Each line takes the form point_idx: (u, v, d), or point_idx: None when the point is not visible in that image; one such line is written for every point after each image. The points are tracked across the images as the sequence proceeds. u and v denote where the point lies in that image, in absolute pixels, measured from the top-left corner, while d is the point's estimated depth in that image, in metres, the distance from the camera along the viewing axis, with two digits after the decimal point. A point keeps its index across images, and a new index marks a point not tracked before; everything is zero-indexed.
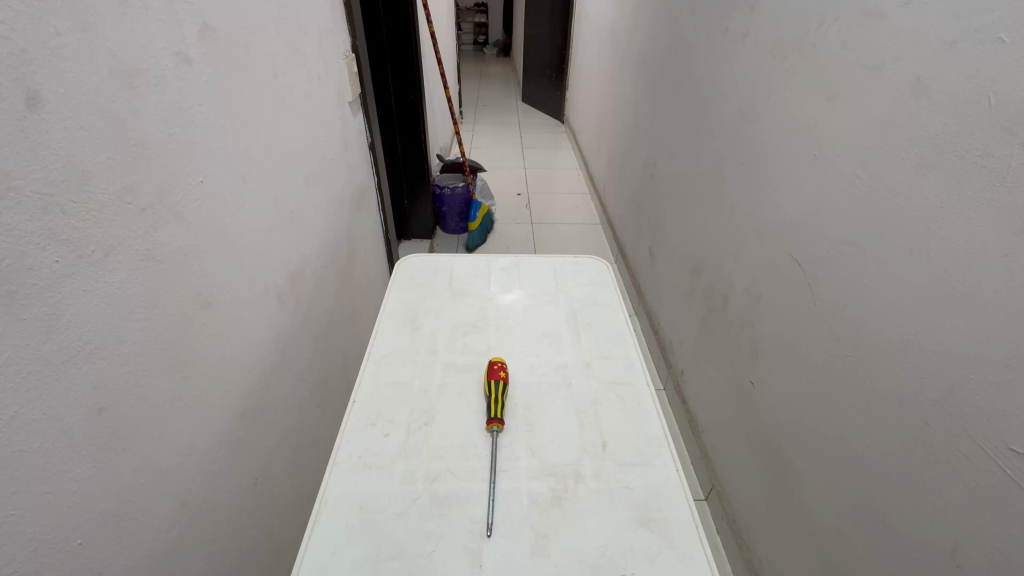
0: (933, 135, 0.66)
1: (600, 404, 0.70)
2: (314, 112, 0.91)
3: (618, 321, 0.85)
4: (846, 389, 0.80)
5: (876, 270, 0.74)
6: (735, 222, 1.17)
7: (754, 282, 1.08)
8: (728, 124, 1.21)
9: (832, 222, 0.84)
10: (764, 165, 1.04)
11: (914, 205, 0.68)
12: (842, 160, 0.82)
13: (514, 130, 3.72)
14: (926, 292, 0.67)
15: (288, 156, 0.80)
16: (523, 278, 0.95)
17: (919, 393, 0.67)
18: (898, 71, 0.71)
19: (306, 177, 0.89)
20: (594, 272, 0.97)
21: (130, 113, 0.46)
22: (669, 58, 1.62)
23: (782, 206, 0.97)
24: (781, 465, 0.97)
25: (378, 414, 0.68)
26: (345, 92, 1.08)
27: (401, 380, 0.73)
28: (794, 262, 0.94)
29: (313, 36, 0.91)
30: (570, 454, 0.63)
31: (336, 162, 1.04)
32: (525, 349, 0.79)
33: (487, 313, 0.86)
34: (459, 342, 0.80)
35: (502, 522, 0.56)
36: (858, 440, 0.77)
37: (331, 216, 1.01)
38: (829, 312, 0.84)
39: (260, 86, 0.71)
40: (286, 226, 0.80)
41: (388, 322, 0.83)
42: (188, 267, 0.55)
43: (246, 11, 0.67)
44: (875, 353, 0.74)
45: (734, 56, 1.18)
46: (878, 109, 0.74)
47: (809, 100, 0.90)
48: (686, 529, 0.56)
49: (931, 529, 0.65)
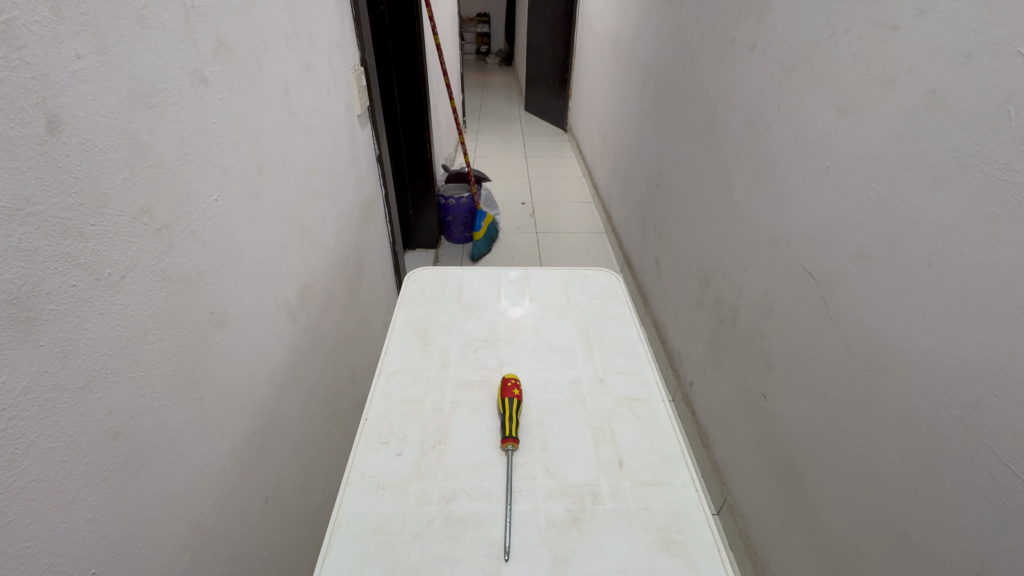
0: (953, 148, 0.65)
1: (615, 421, 0.69)
2: (324, 127, 0.92)
3: (630, 334, 0.85)
4: (865, 404, 0.79)
5: (894, 283, 0.74)
6: (744, 233, 1.16)
7: (765, 294, 1.07)
8: (737, 133, 1.20)
9: (848, 235, 0.83)
10: (775, 176, 1.04)
11: (932, 219, 0.68)
12: (856, 172, 0.81)
13: (517, 139, 3.74)
14: (947, 306, 0.66)
15: (299, 171, 0.80)
16: (533, 290, 0.94)
17: (942, 409, 0.66)
18: (912, 83, 0.71)
19: (317, 190, 0.89)
20: (604, 284, 0.97)
21: (147, 134, 0.46)
22: (675, 69, 1.63)
23: (794, 217, 0.97)
24: (796, 481, 0.96)
25: (391, 432, 0.67)
26: (355, 105, 1.09)
27: (414, 397, 0.72)
28: (807, 275, 0.93)
29: (324, 52, 0.92)
30: (586, 474, 0.62)
31: (345, 177, 1.04)
32: (537, 365, 0.78)
33: (498, 327, 0.86)
34: (471, 357, 0.80)
35: (519, 546, 0.55)
36: (876, 456, 0.76)
37: (340, 229, 1.01)
38: (845, 326, 0.83)
39: (274, 103, 0.71)
40: (297, 241, 0.79)
41: (399, 337, 0.83)
42: (202, 285, 0.54)
43: (259, 28, 0.67)
44: (893, 367, 0.74)
45: (742, 67, 1.19)
46: (892, 121, 0.74)
47: (820, 112, 0.90)
48: (709, 553, 0.55)
49: (956, 549, 0.64)
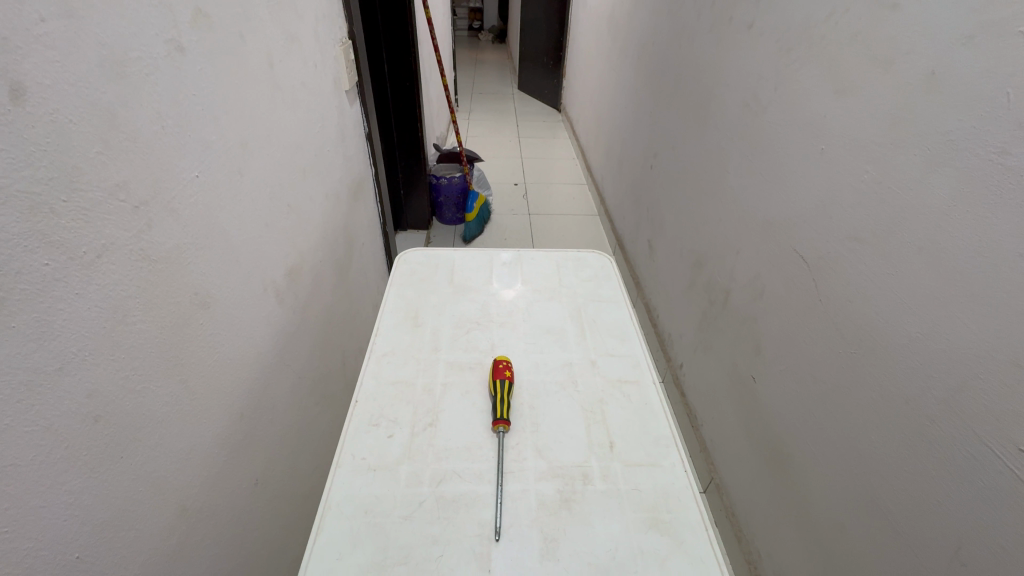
0: (947, 131, 0.65)
1: (606, 403, 0.69)
2: (311, 103, 0.89)
3: (622, 317, 0.84)
4: (851, 386, 0.80)
5: (884, 267, 0.74)
6: (737, 216, 1.16)
7: (756, 277, 1.07)
8: (732, 114, 1.19)
9: (840, 218, 0.83)
10: (770, 159, 1.03)
11: (925, 204, 0.68)
12: (850, 156, 0.81)
13: (510, 118, 3.68)
14: (935, 291, 0.66)
15: (285, 148, 0.78)
16: (525, 272, 0.93)
17: (927, 392, 0.67)
18: (910, 65, 0.70)
19: (304, 168, 0.86)
20: (597, 266, 0.96)
21: (121, 106, 0.44)
22: (671, 47, 1.60)
23: (788, 200, 0.97)
24: (783, 461, 0.98)
25: (381, 414, 0.67)
26: (342, 80, 1.06)
27: (404, 379, 0.72)
28: (799, 258, 0.93)
29: (310, 23, 0.88)
30: (577, 454, 0.63)
31: (334, 155, 1.02)
32: (529, 347, 0.78)
33: (489, 309, 0.85)
34: (462, 339, 0.79)
35: (509, 526, 0.55)
36: (862, 437, 0.78)
37: (329, 209, 0.99)
38: (834, 309, 0.84)
39: (257, 76, 0.69)
40: (283, 221, 0.78)
41: (389, 319, 0.82)
42: (184, 266, 0.53)
43: None
44: (880, 351, 0.74)
45: (739, 46, 1.16)
46: (889, 103, 0.73)
47: (817, 93, 0.89)
48: (696, 531, 0.55)
49: (935, 526, 0.66)
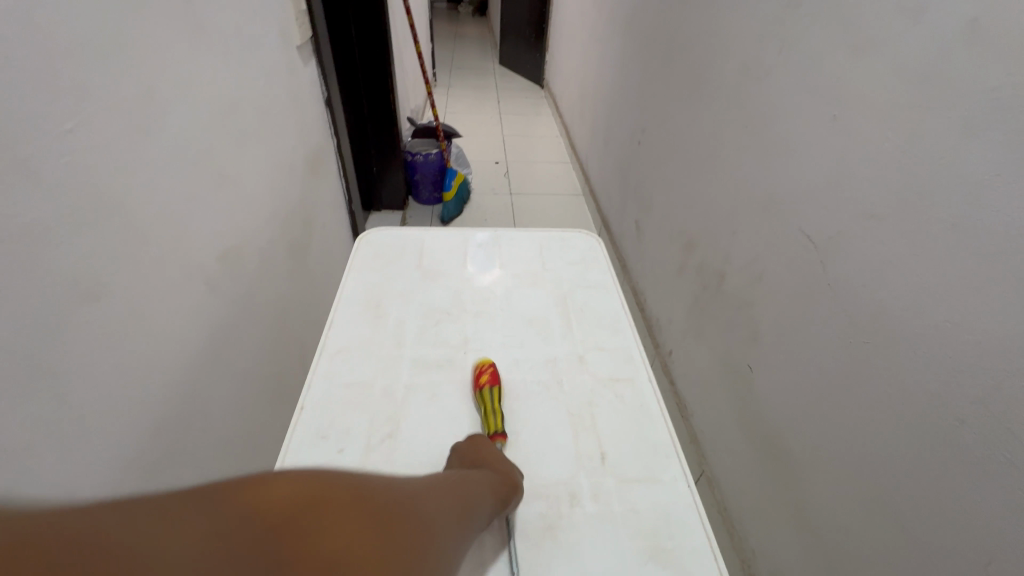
0: (986, 90, 0.56)
1: (597, 406, 0.61)
2: (251, 57, 0.76)
3: (614, 305, 0.75)
4: (862, 380, 0.72)
5: (906, 248, 0.65)
6: (734, 193, 1.07)
7: (755, 259, 0.99)
8: (731, 81, 1.09)
9: (853, 194, 0.74)
10: (772, 129, 0.94)
11: (958, 174, 0.59)
12: (868, 122, 0.72)
13: (491, 93, 3.52)
14: (968, 274, 0.58)
15: (214, 107, 0.65)
16: (505, 254, 0.83)
17: (953, 389, 0.59)
18: (949, 12, 0.60)
19: (244, 134, 0.74)
20: (585, 247, 0.86)
21: None
22: (664, 11, 1.48)
23: (792, 175, 0.88)
24: (781, 458, 0.91)
25: (332, 424, 0.57)
26: (294, 34, 0.92)
27: (362, 380, 0.62)
28: (804, 239, 0.85)
29: None
30: (563, 470, 0.54)
31: (285, 122, 0.89)
32: (508, 340, 0.68)
33: (463, 296, 0.75)
34: (431, 331, 0.69)
35: (483, 561, 0.46)
36: (873, 435, 0.70)
37: (280, 183, 0.87)
38: (844, 295, 0.76)
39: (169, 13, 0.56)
40: (215, 194, 0.66)
41: (346, 308, 0.71)
42: (47, 247, 0.41)
43: None
44: (898, 342, 0.66)
45: (741, 4, 1.06)
46: (918, 60, 0.64)
47: (831, 52, 0.79)
48: (703, 561, 0.47)
49: (956, 538, 0.59)
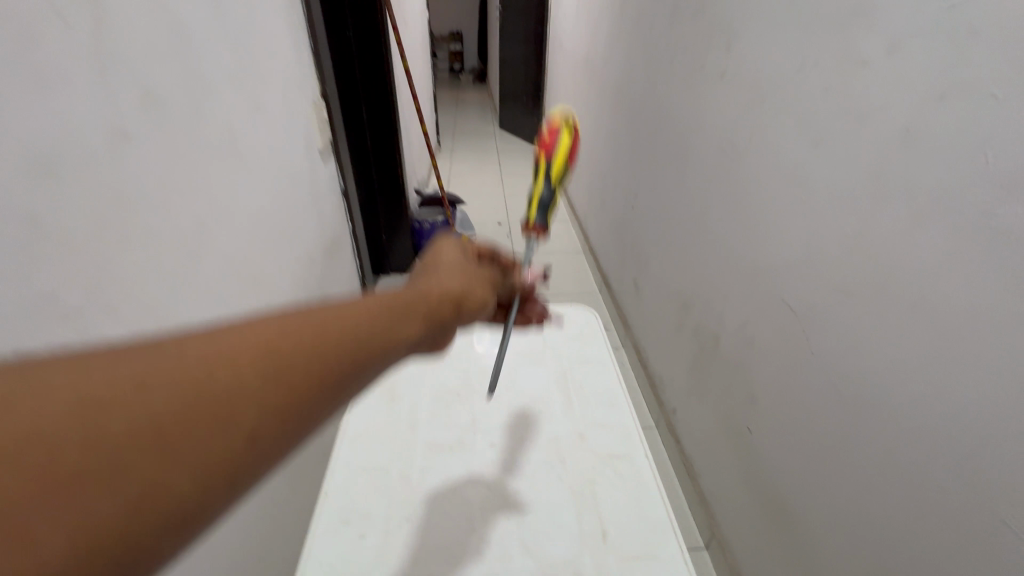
0: (927, 188, 0.64)
1: (597, 484, 0.65)
2: (279, 168, 0.86)
3: (611, 380, 0.80)
4: (852, 445, 0.76)
5: (877, 323, 0.71)
6: (721, 260, 1.15)
7: (745, 324, 1.05)
8: (710, 160, 1.19)
9: (825, 270, 0.81)
10: (750, 206, 1.02)
11: (913, 259, 0.66)
12: (831, 207, 0.80)
13: (492, 156, 3.73)
14: (931, 351, 0.63)
15: (249, 218, 0.75)
16: (508, 333, 0.89)
17: (933, 459, 0.63)
18: (886, 119, 0.70)
19: (272, 236, 0.83)
20: (582, 322, 0.93)
21: (50, 208, 0.40)
22: (646, 92, 1.62)
23: (771, 248, 0.95)
24: (787, 521, 0.93)
25: (352, 510, 0.61)
26: (315, 139, 1.04)
27: (379, 464, 0.67)
28: (787, 308, 0.91)
29: (278, 88, 0.87)
30: (567, 551, 0.58)
31: (306, 216, 0.99)
32: (513, 420, 0.74)
33: (471, 377, 0.81)
34: (442, 413, 0.74)
35: None
36: (869, 500, 0.73)
37: (301, 272, 0.95)
38: (828, 363, 0.81)
39: (217, 149, 0.66)
40: (247, 294, 0.74)
41: (363, 393, 0.77)
42: None
43: (197, 71, 0.61)
44: (880, 410, 0.71)
45: (713, 93, 1.18)
46: (867, 157, 0.73)
47: (794, 144, 0.89)
48: None
49: None
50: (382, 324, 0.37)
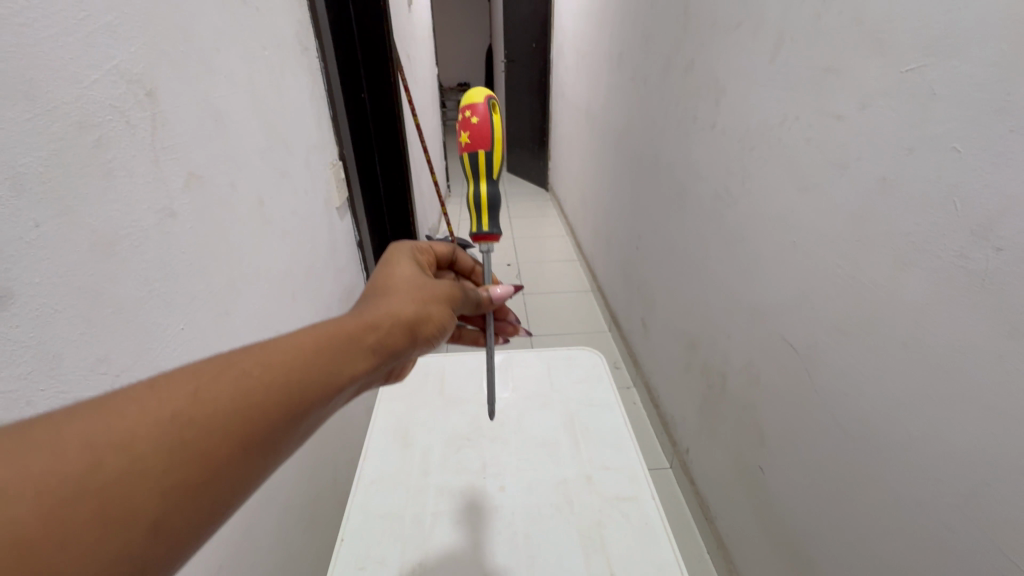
0: (907, 232, 0.67)
1: (605, 527, 0.66)
2: (302, 228, 0.93)
3: (617, 423, 0.82)
4: (861, 484, 0.76)
5: (873, 361, 0.73)
6: (723, 300, 1.18)
7: (751, 363, 1.07)
8: (707, 204, 1.25)
9: (822, 310, 0.84)
10: (747, 248, 1.06)
11: (901, 300, 0.69)
12: (822, 250, 0.84)
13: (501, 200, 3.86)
14: (925, 389, 0.65)
15: (274, 276, 0.81)
16: (517, 378, 0.93)
17: (939, 497, 0.64)
18: (864, 169, 0.74)
19: (294, 290, 0.89)
20: (588, 366, 0.96)
21: (107, 281, 0.45)
22: (644, 140, 1.71)
23: (769, 288, 0.99)
24: (804, 566, 0.91)
25: (367, 556, 0.63)
26: (333, 198, 1.12)
27: (393, 510, 0.69)
28: (789, 347, 0.93)
29: (301, 155, 0.95)
30: None
31: (325, 270, 1.05)
32: (522, 464, 0.76)
33: (481, 422, 0.83)
34: (453, 459, 0.77)
35: None
36: (881, 541, 0.73)
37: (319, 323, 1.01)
38: (831, 401, 0.82)
39: (247, 215, 0.72)
40: None
41: (378, 440, 0.80)
42: None
43: (233, 149, 0.69)
44: (883, 448, 0.72)
45: (705, 142, 1.25)
46: (850, 204, 0.77)
47: (783, 190, 0.94)
48: None
49: None
50: (309, 360, 0.39)
